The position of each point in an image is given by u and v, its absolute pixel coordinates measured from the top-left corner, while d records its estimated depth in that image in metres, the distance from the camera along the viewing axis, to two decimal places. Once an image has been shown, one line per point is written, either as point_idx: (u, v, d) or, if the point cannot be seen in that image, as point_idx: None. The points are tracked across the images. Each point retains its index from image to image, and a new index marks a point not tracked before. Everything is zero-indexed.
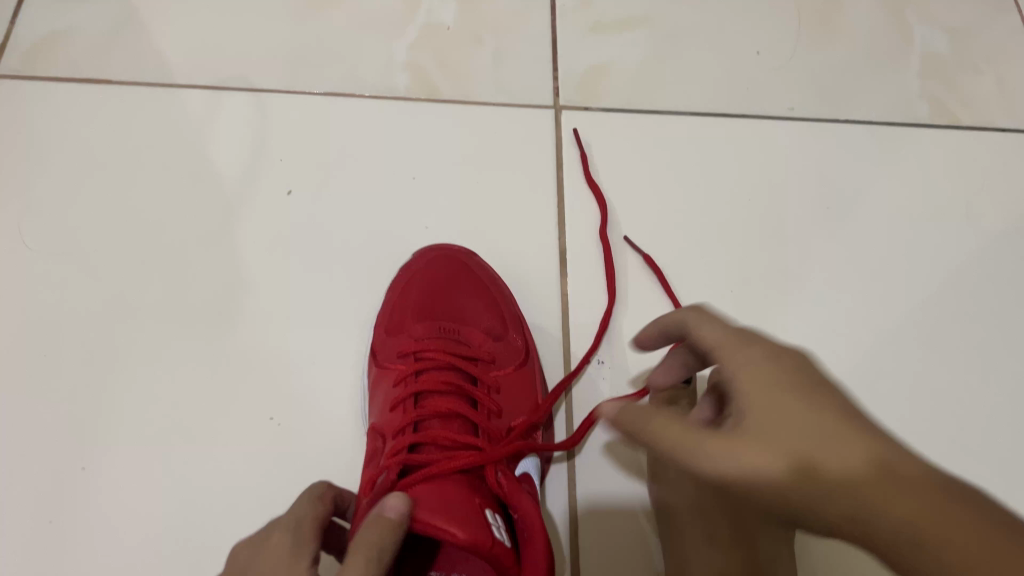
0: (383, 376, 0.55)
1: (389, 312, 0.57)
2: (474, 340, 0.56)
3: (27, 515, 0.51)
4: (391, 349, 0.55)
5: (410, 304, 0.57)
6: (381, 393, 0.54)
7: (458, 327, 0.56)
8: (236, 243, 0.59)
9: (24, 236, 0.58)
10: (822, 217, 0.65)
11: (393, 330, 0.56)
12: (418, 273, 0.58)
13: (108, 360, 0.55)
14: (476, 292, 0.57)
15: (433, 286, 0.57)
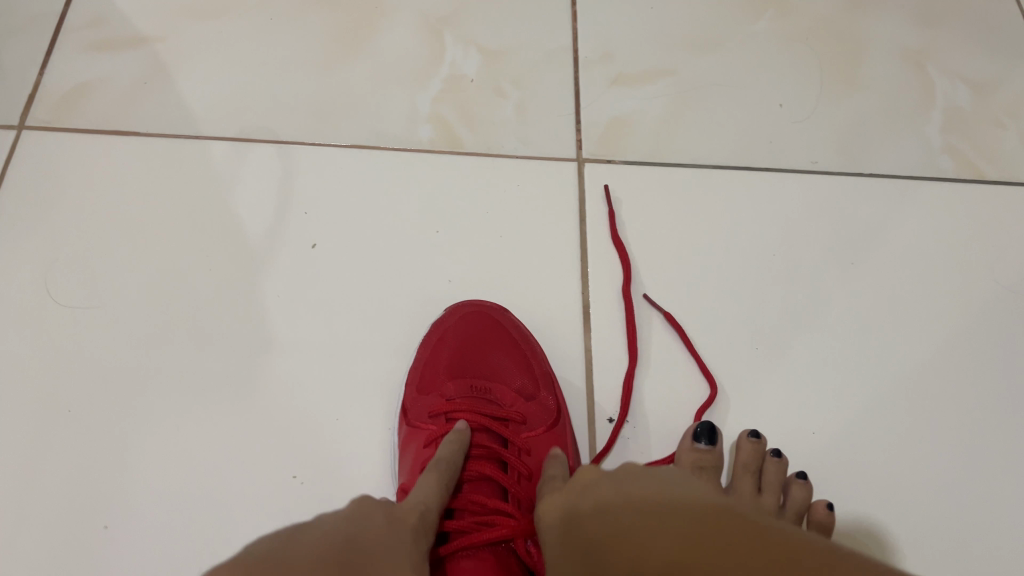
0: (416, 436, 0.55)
1: (420, 370, 0.57)
2: (505, 402, 0.57)
3: (48, 575, 0.50)
4: (422, 408, 0.56)
5: (442, 365, 0.58)
6: (411, 454, 0.54)
7: (489, 389, 0.58)
8: (260, 296, 0.59)
9: (50, 289, 0.58)
10: (847, 271, 0.65)
11: (425, 389, 0.57)
12: (449, 333, 0.58)
13: (131, 414, 0.55)
14: (506, 350, 0.58)
15: (465, 346, 0.58)
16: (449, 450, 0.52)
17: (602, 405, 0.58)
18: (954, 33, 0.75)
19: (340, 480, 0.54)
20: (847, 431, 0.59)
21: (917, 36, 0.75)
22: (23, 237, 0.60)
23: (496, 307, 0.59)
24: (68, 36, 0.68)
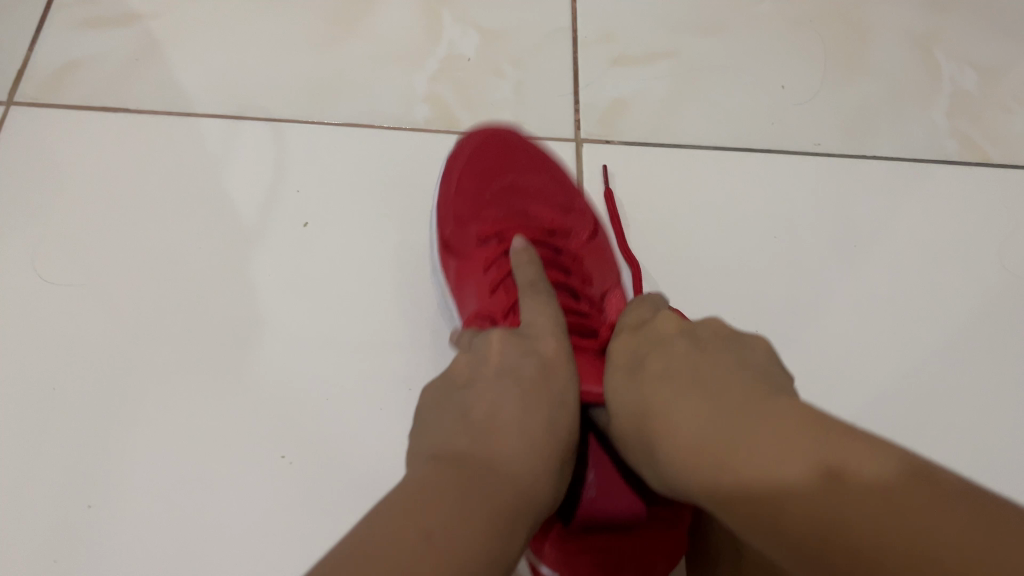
0: (465, 235, 0.56)
1: (455, 196, 0.57)
2: (541, 202, 0.58)
3: (31, 555, 0.49)
4: (470, 236, 0.56)
5: (471, 171, 0.58)
6: (472, 275, 0.54)
7: (523, 208, 0.57)
8: (251, 275, 0.58)
9: (37, 266, 0.57)
10: (850, 255, 0.64)
11: (462, 188, 0.57)
12: (461, 154, 0.59)
13: (118, 394, 0.54)
14: (521, 162, 0.59)
15: (491, 155, 0.59)
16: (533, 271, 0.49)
17: None
18: (962, 16, 0.74)
19: (331, 465, 0.53)
20: (846, 420, 0.58)
21: (925, 19, 0.74)
22: (9, 215, 0.59)
23: (514, 131, 0.61)
24: (59, 12, 0.66)
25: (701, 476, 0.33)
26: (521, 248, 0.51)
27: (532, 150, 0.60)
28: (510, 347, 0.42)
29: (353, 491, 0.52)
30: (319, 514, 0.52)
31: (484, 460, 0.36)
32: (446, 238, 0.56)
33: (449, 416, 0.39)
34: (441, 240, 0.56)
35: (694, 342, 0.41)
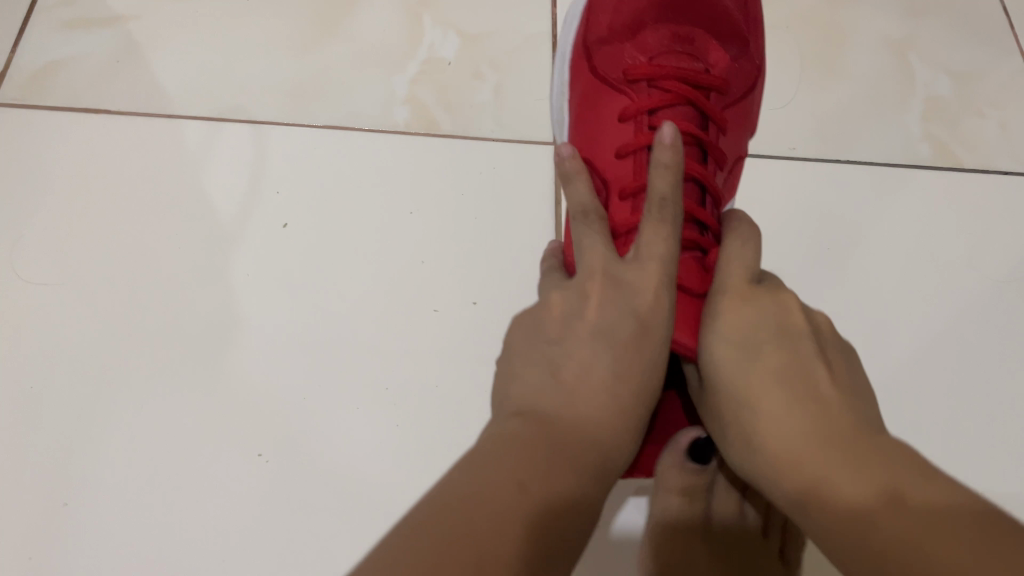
0: (611, 103, 0.57)
1: (609, 23, 0.58)
2: (696, 54, 0.57)
3: (11, 552, 0.50)
4: (618, 69, 0.57)
5: (629, 5, 0.57)
6: (614, 98, 0.57)
7: (677, 48, 0.57)
8: (229, 275, 0.58)
9: (15, 265, 0.57)
10: (821, 258, 0.65)
11: (614, 39, 0.58)
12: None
13: (95, 393, 0.54)
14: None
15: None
16: (668, 181, 0.47)
17: None
18: (938, 24, 0.75)
19: (308, 465, 0.54)
20: None
21: (901, 25, 0.75)
22: None
23: None
24: (41, 13, 0.67)
25: (796, 496, 0.38)
26: (668, 143, 0.48)
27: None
28: (613, 301, 0.43)
29: (329, 490, 0.53)
30: (296, 513, 0.53)
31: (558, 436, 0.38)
32: (596, 68, 0.58)
33: (538, 369, 0.42)
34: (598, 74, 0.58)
35: (813, 351, 0.43)
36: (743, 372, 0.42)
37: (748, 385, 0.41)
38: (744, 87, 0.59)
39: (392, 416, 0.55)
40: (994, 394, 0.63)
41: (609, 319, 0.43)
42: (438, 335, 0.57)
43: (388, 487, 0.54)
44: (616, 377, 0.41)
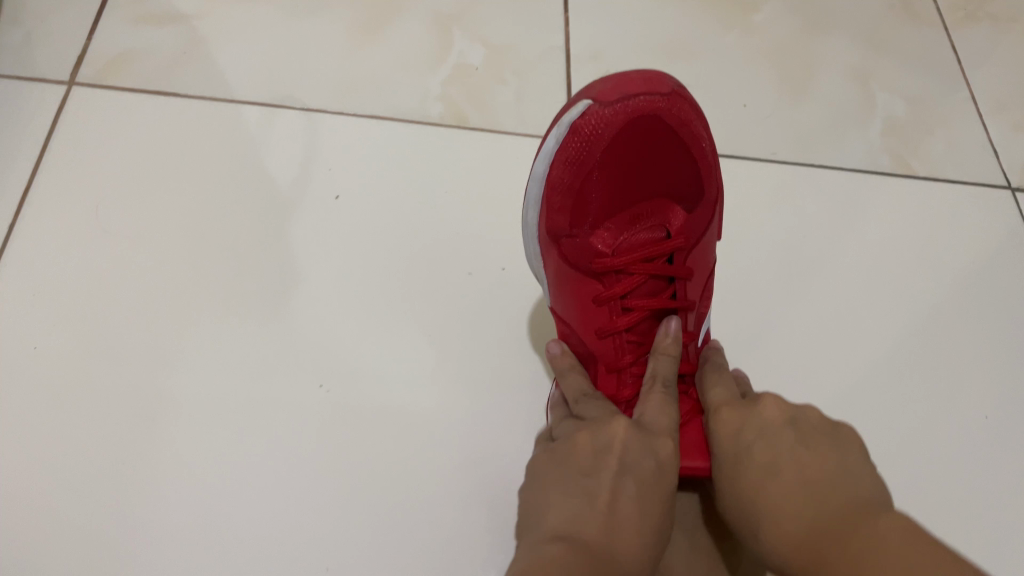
0: (581, 284, 0.56)
1: (567, 213, 0.53)
2: (658, 219, 0.54)
3: (102, 457, 0.55)
4: (580, 256, 0.55)
5: (586, 195, 0.52)
6: (578, 286, 0.57)
7: (634, 228, 0.54)
8: (290, 232, 0.65)
9: (102, 215, 0.64)
10: (799, 244, 0.75)
11: (575, 226, 0.54)
12: (600, 143, 0.50)
13: (176, 326, 0.60)
14: (664, 157, 0.51)
15: (637, 167, 0.51)
16: (664, 366, 0.53)
17: None
18: (894, 59, 0.87)
19: (366, 394, 0.59)
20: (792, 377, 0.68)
21: (863, 58, 0.86)
22: (76, 171, 0.65)
23: (664, 82, 0.50)
24: (113, 10, 0.75)
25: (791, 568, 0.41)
26: (670, 335, 0.55)
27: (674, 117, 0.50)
28: (635, 433, 0.47)
29: (383, 413, 0.59)
30: (352, 432, 0.58)
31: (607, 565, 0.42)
32: (560, 253, 0.55)
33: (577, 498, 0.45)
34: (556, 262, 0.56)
35: (797, 440, 0.47)
36: (733, 471, 0.46)
37: (739, 484, 0.46)
38: (708, 220, 0.56)
39: (436, 355, 0.62)
40: (954, 356, 0.71)
41: (629, 452, 0.46)
42: (474, 293, 0.65)
43: (437, 414, 0.60)
44: (641, 510, 0.44)
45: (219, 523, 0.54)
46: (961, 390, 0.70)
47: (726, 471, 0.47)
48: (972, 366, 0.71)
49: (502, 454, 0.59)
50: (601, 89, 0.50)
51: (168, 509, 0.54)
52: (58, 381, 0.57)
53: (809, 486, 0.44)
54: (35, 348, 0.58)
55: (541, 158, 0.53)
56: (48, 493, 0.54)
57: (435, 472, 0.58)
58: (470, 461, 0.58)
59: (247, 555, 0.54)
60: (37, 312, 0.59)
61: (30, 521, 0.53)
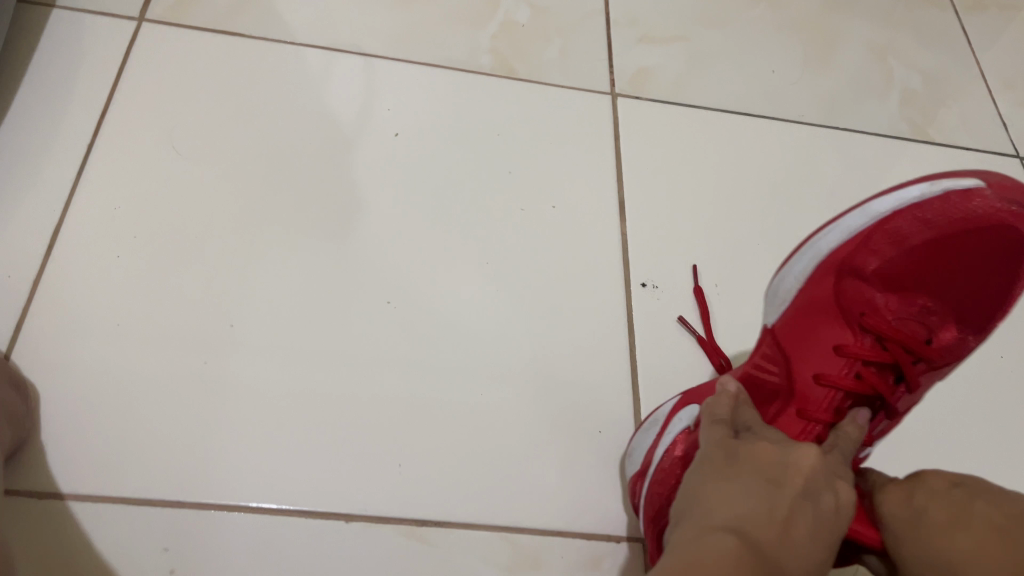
0: (831, 331, 0.59)
1: (875, 272, 0.56)
2: (953, 312, 0.56)
3: (181, 357, 0.57)
4: (851, 299, 0.57)
5: (904, 260, 0.54)
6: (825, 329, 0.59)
7: (930, 308, 0.56)
8: (354, 166, 0.69)
9: (175, 143, 0.67)
10: (827, 198, 0.79)
11: (882, 285, 0.56)
12: (945, 224, 0.52)
13: (248, 245, 0.63)
14: (989, 271, 0.53)
15: (956, 255, 0.53)
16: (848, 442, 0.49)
17: (634, 272, 0.69)
18: (911, 36, 0.92)
19: (429, 309, 0.63)
20: None
21: (883, 34, 0.91)
22: (148, 102, 0.68)
23: (1018, 194, 0.50)
24: None
25: None
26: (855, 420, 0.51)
27: (1022, 254, 0.52)
28: (821, 464, 0.43)
29: (444, 330, 0.63)
30: (415, 346, 0.61)
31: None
32: (839, 299, 0.58)
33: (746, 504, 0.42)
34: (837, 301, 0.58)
35: (982, 499, 0.42)
36: (908, 535, 0.43)
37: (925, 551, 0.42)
38: (962, 358, 0.58)
39: (492, 281, 0.66)
40: None
41: (809, 475, 0.42)
42: (527, 226, 0.69)
43: (496, 330, 0.63)
44: (813, 542, 0.40)
45: (298, 418, 0.57)
46: None
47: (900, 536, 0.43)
48: None
49: (558, 369, 0.63)
50: (995, 180, 0.51)
51: (244, 407, 0.57)
52: (141, 287, 0.59)
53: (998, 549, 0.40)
54: (119, 257, 0.60)
55: (890, 199, 0.55)
56: (134, 387, 0.56)
57: (498, 382, 0.61)
58: (528, 376, 0.62)
59: (320, 454, 0.56)
60: (118, 226, 0.62)
61: (116, 412, 0.55)
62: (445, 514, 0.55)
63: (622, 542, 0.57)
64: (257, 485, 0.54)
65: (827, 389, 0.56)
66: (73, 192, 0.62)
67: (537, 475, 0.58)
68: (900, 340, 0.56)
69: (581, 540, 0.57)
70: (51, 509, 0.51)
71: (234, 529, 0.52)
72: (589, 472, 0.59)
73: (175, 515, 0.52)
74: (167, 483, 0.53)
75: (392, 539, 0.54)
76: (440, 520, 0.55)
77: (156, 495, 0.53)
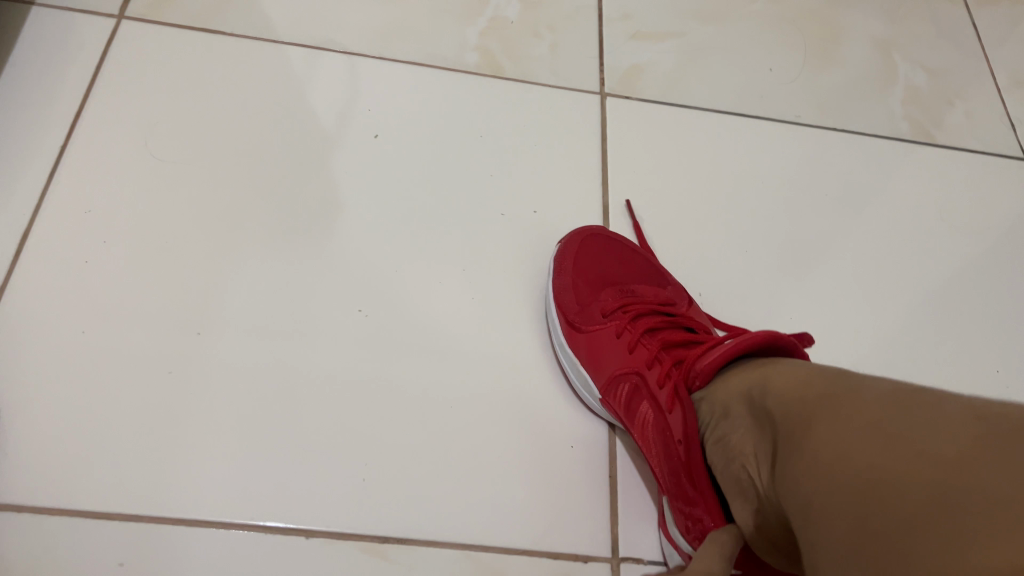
0: (598, 343, 0.59)
1: (571, 290, 0.63)
2: (644, 280, 0.65)
3: (148, 366, 0.57)
4: (593, 315, 0.61)
5: (584, 271, 0.64)
6: (630, 336, 0.59)
7: (629, 287, 0.64)
8: (331, 168, 0.67)
9: (149, 145, 0.66)
10: (820, 203, 0.77)
11: (582, 303, 0.62)
12: (568, 257, 0.64)
13: (219, 250, 0.62)
14: (624, 258, 0.66)
15: (597, 257, 0.65)
16: (719, 396, 0.50)
17: None
18: (917, 32, 0.89)
19: (401, 315, 0.62)
20: (815, 322, 0.70)
21: (887, 30, 0.88)
22: (124, 102, 0.67)
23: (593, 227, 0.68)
24: None
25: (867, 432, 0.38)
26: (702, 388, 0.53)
27: (624, 243, 0.67)
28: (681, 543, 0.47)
29: (415, 338, 0.61)
30: (386, 356, 0.60)
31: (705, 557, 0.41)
32: (574, 323, 0.61)
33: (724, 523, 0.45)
34: (569, 327, 0.60)
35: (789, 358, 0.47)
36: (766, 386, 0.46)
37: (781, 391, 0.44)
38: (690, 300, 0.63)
39: (469, 288, 0.64)
40: (976, 312, 0.73)
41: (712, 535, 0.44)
42: (506, 231, 0.68)
43: (469, 338, 0.62)
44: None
45: (264, 430, 0.56)
46: (982, 344, 0.71)
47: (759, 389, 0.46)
48: (989, 321, 0.73)
49: (533, 380, 0.61)
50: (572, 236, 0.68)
51: (210, 418, 0.56)
52: (109, 294, 0.59)
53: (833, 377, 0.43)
54: (87, 262, 0.60)
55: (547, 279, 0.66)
56: (98, 398, 0.55)
57: (470, 392, 0.60)
58: (502, 387, 0.61)
59: (284, 468, 0.55)
60: (88, 231, 0.61)
61: (77, 423, 0.54)
62: (411, 531, 0.55)
63: (592, 562, 0.56)
64: (218, 499, 0.53)
65: (645, 361, 0.57)
66: (44, 197, 0.62)
67: (506, 491, 0.57)
68: (635, 306, 0.61)
69: (549, 559, 0.55)
70: (9, 521, 0.51)
71: (194, 545, 0.52)
72: (559, 489, 0.58)
73: (136, 529, 0.52)
74: (127, 496, 0.53)
75: (354, 556, 0.53)
76: (404, 537, 0.54)
77: (117, 508, 0.52)
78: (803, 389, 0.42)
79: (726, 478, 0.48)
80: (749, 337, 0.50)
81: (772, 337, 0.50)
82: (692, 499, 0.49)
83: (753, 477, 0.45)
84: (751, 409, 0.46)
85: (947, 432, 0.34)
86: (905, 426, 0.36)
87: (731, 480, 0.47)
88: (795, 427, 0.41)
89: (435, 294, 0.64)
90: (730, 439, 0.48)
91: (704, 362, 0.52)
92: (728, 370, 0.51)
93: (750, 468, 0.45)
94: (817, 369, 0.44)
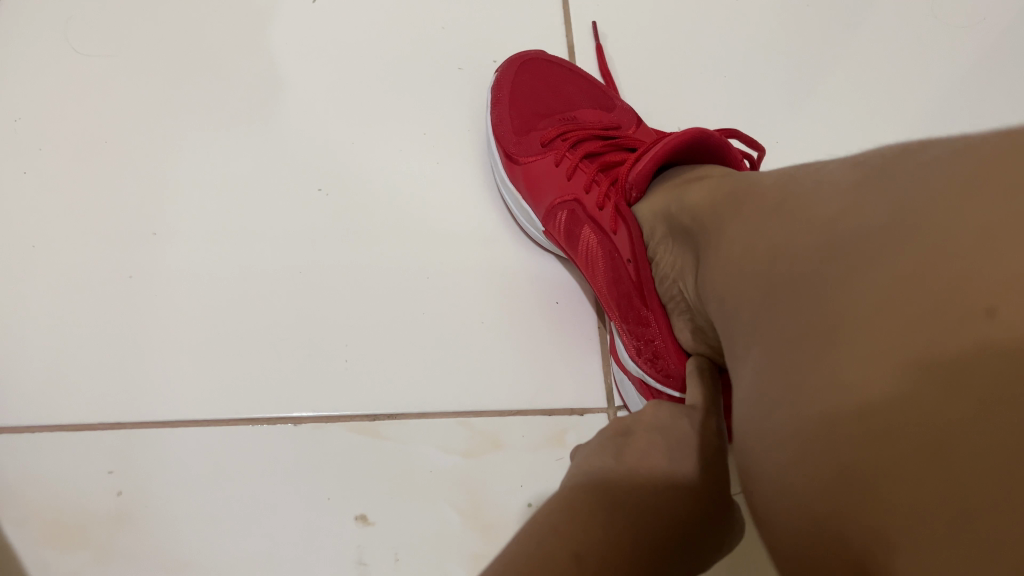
0: (535, 174, 0.56)
1: (508, 121, 0.59)
2: (588, 104, 0.61)
3: (106, 273, 0.54)
4: (529, 146, 0.57)
5: (521, 102, 0.60)
6: (568, 164, 0.56)
7: (571, 114, 0.60)
8: (269, 42, 0.63)
9: (70, 39, 0.61)
10: (804, 12, 0.71)
11: (521, 134, 0.59)
12: (505, 85, 0.60)
13: (163, 145, 0.59)
14: (560, 83, 0.61)
15: (533, 85, 0.61)
16: (655, 211, 0.49)
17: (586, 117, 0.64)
18: None
19: (365, 189, 0.59)
20: (804, 142, 0.66)
21: None
22: None
23: (532, 51, 0.63)
24: None
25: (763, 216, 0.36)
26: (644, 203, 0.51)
27: (566, 68, 0.62)
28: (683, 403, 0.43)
29: (381, 211, 0.58)
30: (351, 231, 0.57)
31: (707, 442, 0.36)
32: (511, 154, 0.57)
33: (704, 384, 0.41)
34: (505, 156, 0.57)
35: (710, 179, 0.45)
36: (688, 206, 0.44)
37: (698, 205, 0.42)
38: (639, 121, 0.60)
39: (430, 152, 0.61)
40: (977, 106, 0.68)
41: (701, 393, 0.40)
42: (465, 87, 0.63)
43: (438, 203, 0.59)
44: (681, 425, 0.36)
45: (235, 325, 0.54)
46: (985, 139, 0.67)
47: (684, 207, 0.44)
48: (994, 113, 0.68)
49: (508, 239, 0.59)
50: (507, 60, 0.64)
51: (176, 320, 0.54)
52: (53, 205, 0.56)
53: (738, 186, 0.40)
54: (25, 173, 0.57)
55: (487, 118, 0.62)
56: (59, 311, 0.53)
57: (444, 259, 0.57)
58: (476, 252, 0.58)
59: (258, 361, 0.53)
60: (21, 142, 0.57)
61: (43, 340, 0.52)
62: (398, 406, 0.53)
63: (587, 414, 0.55)
64: (196, 399, 0.52)
65: (582, 185, 0.54)
66: None
67: (491, 355, 0.55)
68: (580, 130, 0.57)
69: (543, 416, 0.54)
70: None
71: (180, 445, 0.51)
72: (546, 344, 0.56)
73: (121, 436, 0.51)
74: (104, 406, 0.51)
75: (346, 437, 0.52)
76: (395, 413, 0.53)
77: (96, 418, 0.51)
78: (719, 199, 0.41)
79: (664, 289, 0.47)
80: (677, 137, 0.48)
81: (699, 134, 0.48)
82: (645, 319, 0.47)
83: (683, 290, 0.44)
84: (682, 230, 0.44)
85: (836, 197, 0.31)
86: (800, 199, 0.33)
87: (670, 296, 0.46)
88: (711, 234, 0.39)
89: (397, 162, 0.60)
90: (664, 261, 0.47)
91: (639, 175, 0.50)
92: (668, 184, 0.49)
93: (680, 276, 0.44)
94: (744, 176, 0.42)
